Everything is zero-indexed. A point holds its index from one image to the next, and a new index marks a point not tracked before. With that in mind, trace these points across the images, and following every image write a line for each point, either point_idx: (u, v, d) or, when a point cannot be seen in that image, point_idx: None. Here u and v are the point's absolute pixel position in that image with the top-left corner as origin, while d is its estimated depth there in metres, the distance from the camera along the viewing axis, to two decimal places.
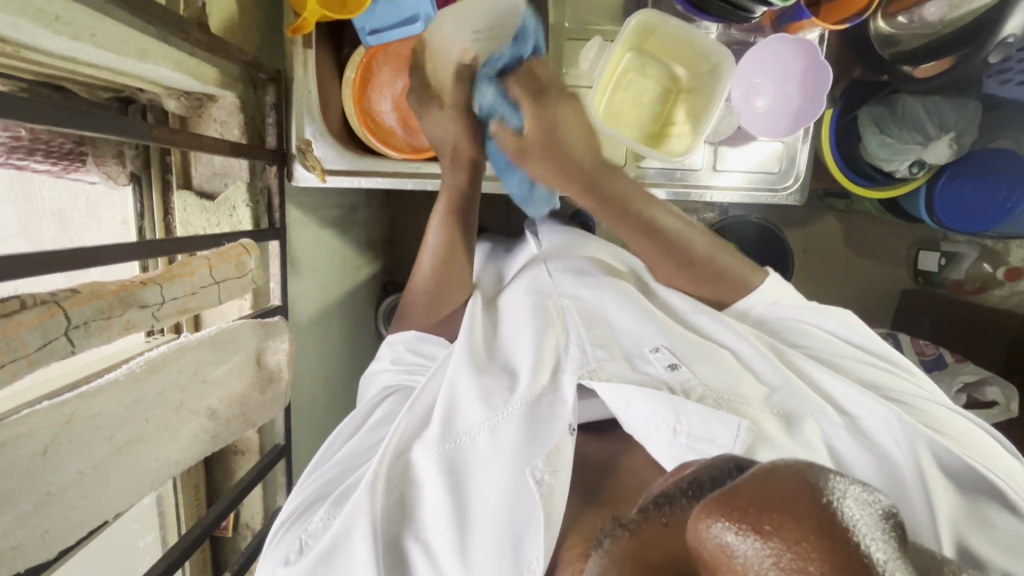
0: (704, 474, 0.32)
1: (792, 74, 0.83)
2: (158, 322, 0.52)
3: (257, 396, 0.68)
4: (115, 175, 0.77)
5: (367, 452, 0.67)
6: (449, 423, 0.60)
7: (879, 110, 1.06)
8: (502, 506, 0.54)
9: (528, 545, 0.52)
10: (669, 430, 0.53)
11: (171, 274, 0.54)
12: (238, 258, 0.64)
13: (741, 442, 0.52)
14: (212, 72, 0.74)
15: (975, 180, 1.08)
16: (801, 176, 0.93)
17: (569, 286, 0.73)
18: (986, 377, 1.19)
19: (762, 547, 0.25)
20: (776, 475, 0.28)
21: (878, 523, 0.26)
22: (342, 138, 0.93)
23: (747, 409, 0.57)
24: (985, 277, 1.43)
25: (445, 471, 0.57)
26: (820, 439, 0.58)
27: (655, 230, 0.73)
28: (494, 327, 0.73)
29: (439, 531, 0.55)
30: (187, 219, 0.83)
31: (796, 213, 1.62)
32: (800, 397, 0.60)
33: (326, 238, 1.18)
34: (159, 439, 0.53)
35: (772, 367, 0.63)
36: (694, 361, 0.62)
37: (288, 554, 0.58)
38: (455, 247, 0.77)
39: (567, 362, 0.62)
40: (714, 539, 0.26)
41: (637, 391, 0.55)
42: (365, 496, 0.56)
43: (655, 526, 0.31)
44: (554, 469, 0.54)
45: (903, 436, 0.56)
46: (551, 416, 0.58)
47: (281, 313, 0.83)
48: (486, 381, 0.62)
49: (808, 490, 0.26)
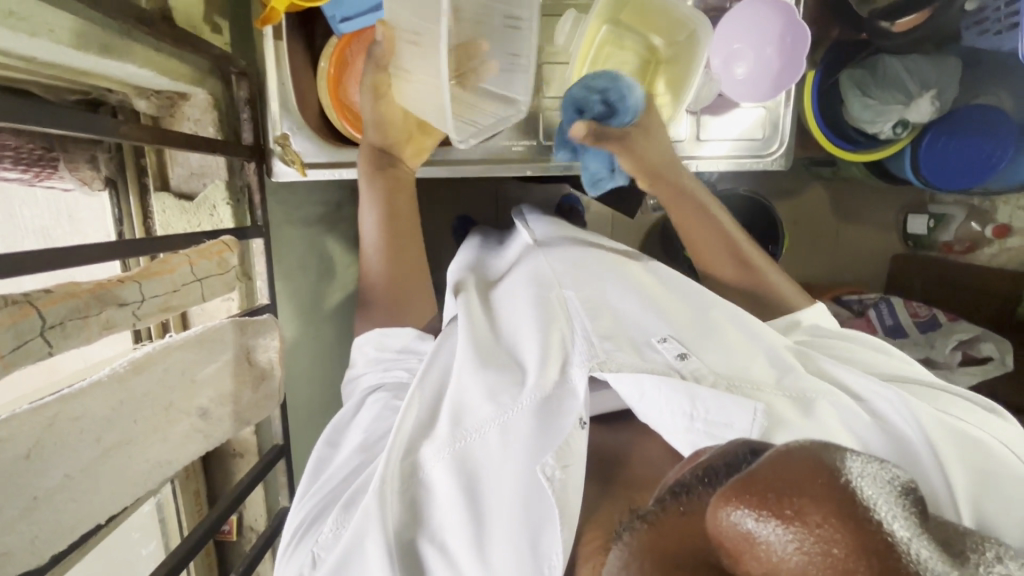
0: (718, 461, 0.32)
1: (770, 38, 0.82)
2: (139, 321, 0.51)
3: (248, 394, 0.68)
4: (89, 180, 0.75)
5: (376, 443, 0.68)
6: (458, 422, 0.63)
7: (860, 72, 1.10)
8: (517, 503, 0.57)
9: (546, 542, 0.55)
10: (686, 417, 0.56)
11: (149, 272, 0.53)
12: (220, 254, 0.63)
13: (757, 426, 0.54)
14: (181, 67, 0.72)
15: (958, 137, 1.11)
16: (786, 140, 0.92)
17: (570, 276, 0.73)
18: (981, 334, 1.29)
19: (788, 533, 0.25)
20: (789, 456, 0.27)
21: (893, 490, 0.27)
22: (322, 132, 0.91)
23: (761, 394, 0.59)
24: (974, 237, 1.46)
25: (454, 470, 0.60)
26: (839, 421, 0.58)
27: (718, 231, 0.85)
28: (498, 320, 0.73)
29: (454, 533, 0.58)
30: (167, 221, 0.81)
31: (780, 183, 1.63)
32: (811, 382, 0.61)
33: (315, 236, 1.18)
34: (149, 440, 0.52)
35: (778, 355, 0.65)
36: (702, 350, 0.64)
37: (303, 569, 0.61)
38: (394, 231, 0.80)
39: (573, 356, 0.64)
40: (735, 526, 0.26)
41: (650, 380, 0.58)
42: (375, 503, 0.59)
43: (673, 514, 0.31)
44: (565, 464, 0.56)
45: (907, 410, 0.57)
46: (562, 409, 0.61)
47: (270, 308, 0.83)
48: (491, 377, 0.64)
49: (829, 472, 0.26)
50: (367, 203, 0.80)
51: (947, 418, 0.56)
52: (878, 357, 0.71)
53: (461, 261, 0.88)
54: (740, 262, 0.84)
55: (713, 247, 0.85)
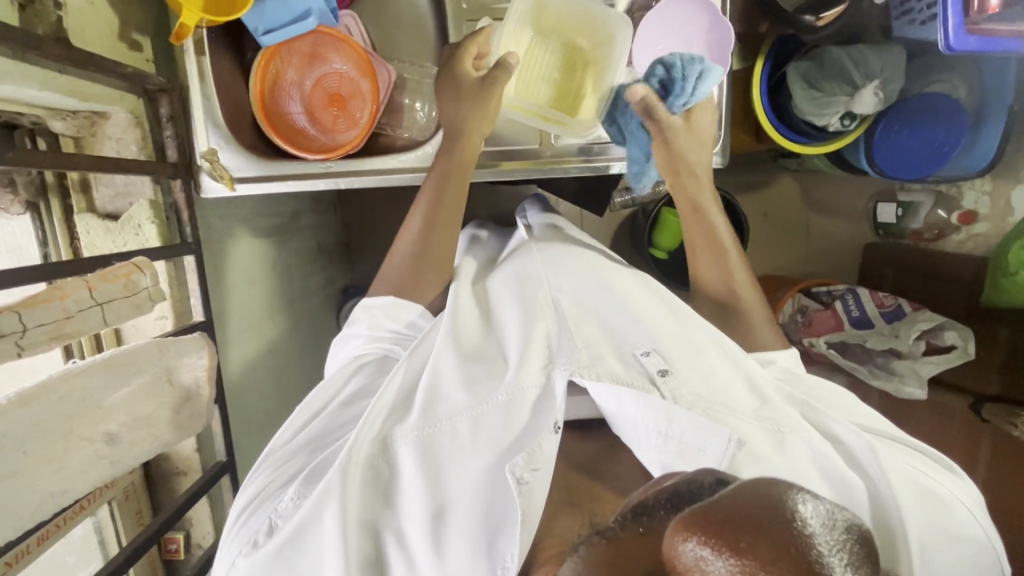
0: (683, 487, 0.35)
1: (696, 36, 0.81)
2: (25, 352, 0.51)
3: (169, 416, 0.67)
4: (6, 204, 0.75)
5: (345, 424, 0.69)
6: (430, 408, 0.65)
7: (805, 64, 1.09)
8: (481, 498, 0.58)
9: (502, 544, 0.55)
10: (660, 438, 0.58)
11: (36, 301, 0.52)
12: (127, 277, 0.62)
13: (728, 457, 0.56)
14: (92, 88, 0.71)
15: (911, 127, 1.12)
16: (720, 139, 0.91)
17: (562, 279, 0.77)
18: (944, 323, 1.28)
19: (736, 567, 0.26)
20: (751, 496, 0.29)
21: (842, 533, 0.29)
22: (256, 145, 0.90)
23: (735, 420, 0.60)
24: (942, 224, 1.48)
25: (418, 453, 0.61)
26: (807, 454, 0.60)
27: (721, 255, 0.81)
28: (489, 325, 0.77)
29: (411, 520, 0.58)
30: (92, 242, 0.81)
31: (743, 177, 1.63)
32: (786, 414, 0.63)
33: (268, 247, 1.18)
34: (42, 471, 0.51)
35: (758, 382, 0.67)
36: (682, 365, 0.66)
37: (255, 536, 0.60)
38: (440, 212, 0.80)
39: (557, 358, 0.67)
40: (689, 554, 0.27)
41: (630, 395, 0.60)
42: (338, 476, 0.59)
43: (632, 534, 0.32)
44: (535, 467, 0.56)
45: (875, 461, 0.59)
46: (544, 409, 0.63)
47: (204, 325, 0.82)
48: (469, 370, 0.68)
49: (781, 509, 0.28)
50: (424, 194, 0.81)
51: (914, 478, 0.58)
52: (857, 404, 0.71)
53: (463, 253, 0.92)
54: (728, 290, 0.80)
55: (708, 267, 0.81)
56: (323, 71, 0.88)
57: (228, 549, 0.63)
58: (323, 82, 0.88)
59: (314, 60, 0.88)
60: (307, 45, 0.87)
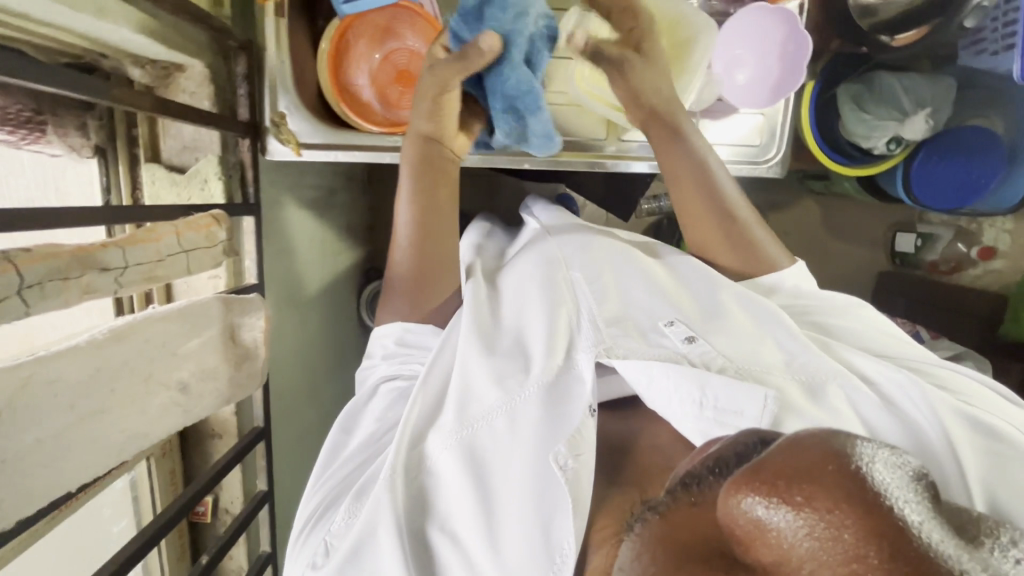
0: (728, 451, 0.35)
1: (770, 45, 0.82)
2: (122, 289, 0.50)
3: (231, 371, 0.67)
4: (78, 147, 0.74)
5: (384, 435, 0.72)
6: (464, 408, 0.66)
7: (857, 86, 1.11)
8: (530, 490, 0.60)
9: (557, 529, 0.57)
10: (696, 405, 0.58)
11: (136, 239, 0.52)
12: (209, 228, 0.62)
13: (768, 413, 0.57)
14: (178, 38, 0.71)
15: (949, 159, 1.13)
16: (782, 147, 0.93)
17: (578, 259, 0.75)
18: (962, 352, 1.30)
19: (798, 518, 0.26)
20: (798, 446, 0.29)
21: (907, 479, 0.28)
22: (318, 111, 0.90)
23: (770, 377, 0.63)
24: (960, 257, 1.50)
25: (462, 457, 0.63)
26: (845, 402, 0.63)
27: (706, 178, 0.77)
28: (501, 302, 0.75)
29: (466, 523, 0.61)
30: (156, 193, 0.80)
31: (771, 195, 1.65)
32: (819, 366, 0.65)
33: (307, 220, 1.17)
34: (126, 410, 0.51)
35: (793, 335, 0.67)
36: (709, 333, 0.67)
37: (315, 558, 0.64)
38: (428, 221, 0.75)
39: (580, 341, 0.67)
40: (746, 515, 0.28)
41: (660, 367, 0.61)
42: (386, 494, 0.61)
43: (686, 506, 0.34)
44: (577, 453, 0.58)
45: (919, 396, 0.61)
46: (571, 394, 0.64)
47: (258, 288, 0.82)
48: (499, 363, 0.67)
49: (840, 459, 0.28)
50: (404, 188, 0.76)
51: (958, 406, 0.60)
52: (877, 335, 0.74)
53: (468, 245, 0.88)
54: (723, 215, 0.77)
55: (698, 203, 0.77)
56: (394, 46, 0.86)
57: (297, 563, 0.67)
58: (392, 57, 0.86)
59: (387, 34, 0.86)
60: (383, 19, 0.85)
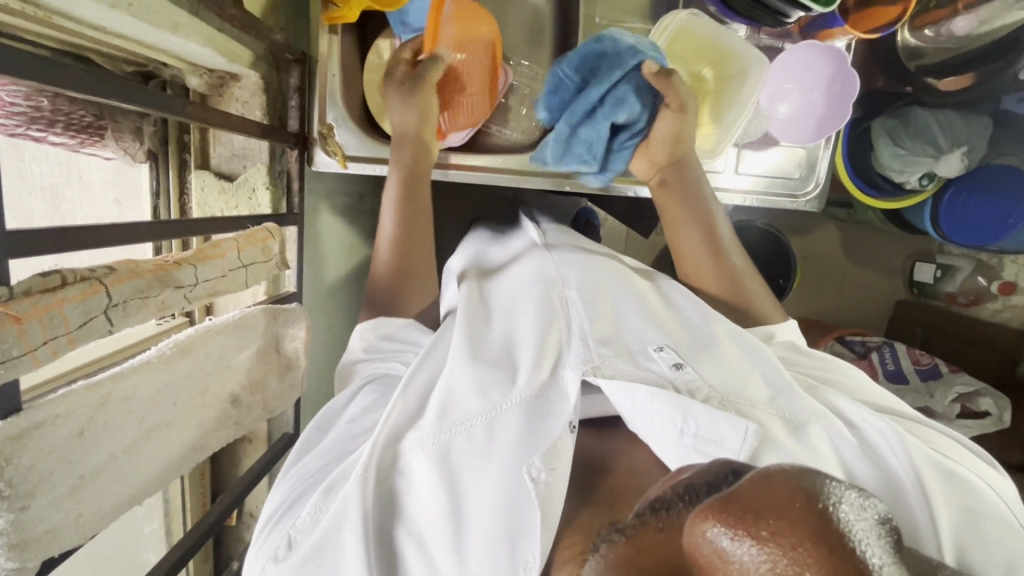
0: (700, 480, 0.33)
1: (818, 82, 0.84)
2: (190, 304, 0.52)
3: (276, 384, 0.67)
4: (132, 151, 0.75)
5: (361, 436, 0.63)
6: (444, 415, 0.58)
7: (893, 121, 1.10)
8: (499, 504, 0.53)
9: (524, 545, 0.51)
10: (677, 431, 0.53)
11: (204, 255, 0.53)
12: (264, 242, 0.63)
13: (747, 446, 0.52)
14: (237, 50, 0.72)
15: (980, 195, 1.12)
16: (820, 182, 0.94)
17: (574, 278, 0.70)
18: (981, 388, 1.26)
19: (762, 553, 0.24)
20: (770, 482, 0.28)
21: (876, 525, 0.26)
22: (364, 123, 0.90)
23: (753, 411, 0.57)
24: (979, 290, 1.47)
25: (438, 464, 0.55)
26: (827, 446, 0.56)
27: (702, 216, 0.76)
28: (491, 314, 0.69)
29: (433, 529, 0.54)
30: (205, 199, 0.82)
31: (796, 221, 1.64)
32: (804, 404, 0.59)
33: (339, 227, 1.18)
34: (184, 424, 0.53)
35: (777, 372, 0.62)
36: (698, 361, 0.61)
37: (276, 550, 0.55)
38: (413, 230, 0.76)
39: (567, 356, 0.60)
40: (710, 544, 0.26)
41: (644, 390, 0.55)
42: (357, 490, 0.54)
43: (651, 531, 0.32)
44: (553, 467, 0.51)
45: (901, 448, 0.56)
46: (551, 411, 0.57)
47: (297, 298, 0.82)
48: (483, 372, 0.59)
49: (807, 497, 0.26)
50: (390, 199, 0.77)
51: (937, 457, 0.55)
52: (864, 387, 0.68)
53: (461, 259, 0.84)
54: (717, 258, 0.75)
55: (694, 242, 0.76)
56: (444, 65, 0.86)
57: (254, 561, 0.58)
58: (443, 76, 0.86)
59: None
60: None
